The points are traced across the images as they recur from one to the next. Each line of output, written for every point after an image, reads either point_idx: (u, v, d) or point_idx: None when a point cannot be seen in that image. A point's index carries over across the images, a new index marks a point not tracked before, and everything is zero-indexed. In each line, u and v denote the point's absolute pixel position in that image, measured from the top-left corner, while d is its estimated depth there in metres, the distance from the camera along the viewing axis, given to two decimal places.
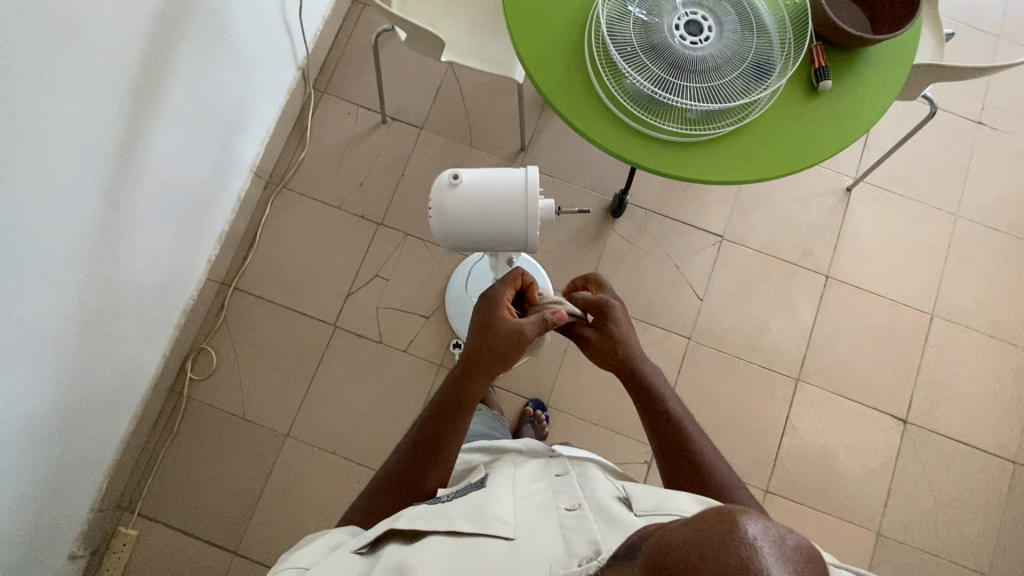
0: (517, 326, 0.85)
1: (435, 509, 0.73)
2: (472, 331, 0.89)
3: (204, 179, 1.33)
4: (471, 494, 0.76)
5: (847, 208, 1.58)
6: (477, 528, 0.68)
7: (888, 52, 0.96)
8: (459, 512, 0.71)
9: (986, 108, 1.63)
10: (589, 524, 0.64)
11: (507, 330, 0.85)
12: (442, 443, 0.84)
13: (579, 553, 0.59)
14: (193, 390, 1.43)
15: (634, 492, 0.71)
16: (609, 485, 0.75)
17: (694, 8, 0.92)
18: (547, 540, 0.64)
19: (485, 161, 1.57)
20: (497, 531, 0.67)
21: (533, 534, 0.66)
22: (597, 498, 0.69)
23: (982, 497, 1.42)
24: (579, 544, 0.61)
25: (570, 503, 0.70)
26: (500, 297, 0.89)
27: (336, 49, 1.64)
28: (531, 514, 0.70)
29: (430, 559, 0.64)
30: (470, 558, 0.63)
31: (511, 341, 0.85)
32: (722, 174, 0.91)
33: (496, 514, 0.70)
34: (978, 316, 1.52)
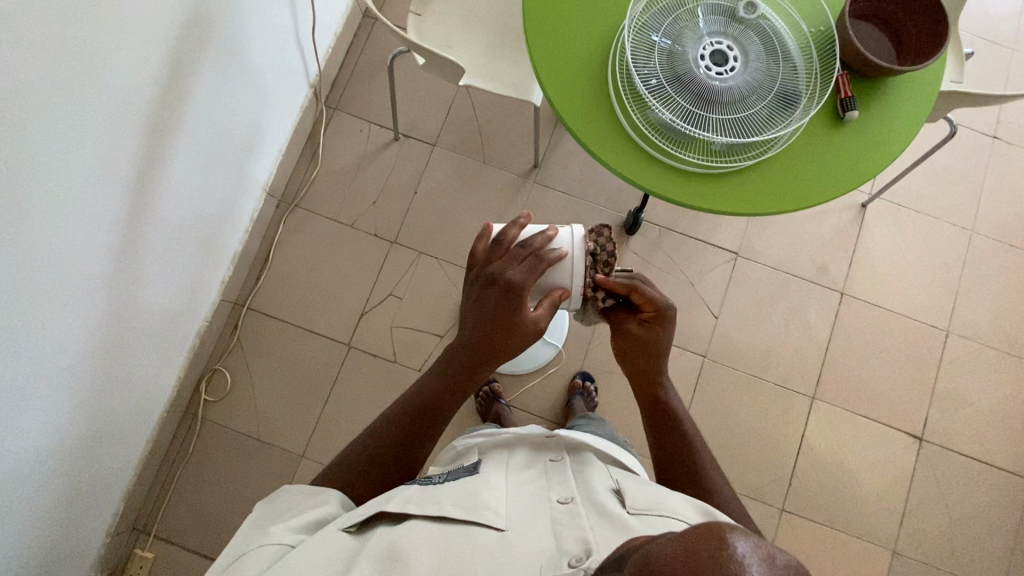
0: (539, 324, 0.83)
1: (427, 493, 0.72)
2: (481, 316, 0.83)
3: (218, 202, 1.32)
4: (463, 480, 0.75)
5: (862, 223, 1.57)
6: (468, 515, 0.67)
7: (913, 84, 0.95)
8: (451, 497, 0.70)
9: (1000, 122, 1.63)
10: (580, 521, 0.66)
11: (529, 328, 0.82)
12: (435, 425, 0.85)
13: (568, 551, 0.61)
14: (207, 410, 1.43)
15: (627, 486, 0.73)
16: (601, 475, 0.76)
17: (719, 38, 0.91)
18: (538, 534, 0.65)
19: (498, 179, 1.56)
20: (488, 521, 0.66)
21: (524, 525, 0.67)
22: (591, 494, 0.71)
23: (997, 515, 1.42)
24: (569, 542, 0.62)
25: (562, 495, 0.71)
26: (527, 289, 0.81)
27: (347, 66, 1.62)
28: (522, 503, 0.71)
29: (424, 545, 0.63)
30: (462, 546, 0.63)
31: (528, 331, 0.82)
32: (744, 207, 0.90)
33: (487, 501, 0.70)
34: (994, 332, 1.52)
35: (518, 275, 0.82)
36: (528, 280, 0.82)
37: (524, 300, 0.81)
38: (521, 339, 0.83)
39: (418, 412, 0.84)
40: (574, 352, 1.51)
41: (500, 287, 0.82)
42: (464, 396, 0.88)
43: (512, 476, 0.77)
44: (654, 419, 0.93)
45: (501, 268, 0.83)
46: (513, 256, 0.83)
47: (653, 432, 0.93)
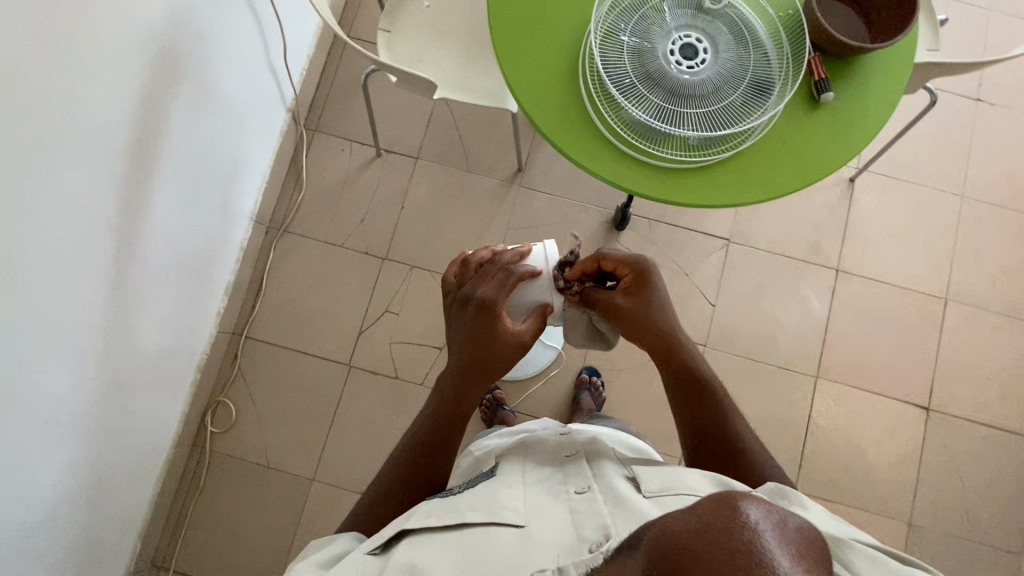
0: (520, 338, 0.87)
1: (446, 504, 0.73)
2: (462, 335, 0.88)
3: (204, 234, 1.31)
4: (480, 485, 0.76)
5: (853, 197, 1.55)
6: (486, 517, 0.68)
7: (887, 57, 0.94)
8: (468, 504, 0.71)
9: (983, 84, 1.62)
10: (598, 509, 0.66)
11: (512, 341, 0.87)
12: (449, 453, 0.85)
13: (589, 537, 0.62)
14: (214, 443, 1.44)
15: (642, 472, 0.74)
16: (614, 466, 0.76)
17: (688, 31, 0.91)
18: (558, 525, 0.66)
19: (483, 186, 1.56)
20: (507, 519, 0.67)
21: (543, 518, 0.67)
22: (606, 482, 0.71)
23: (1006, 477, 1.44)
24: (588, 529, 0.63)
25: (579, 486, 0.72)
26: (499, 303, 0.87)
27: (323, 85, 1.61)
28: (539, 499, 0.72)
29: (448, 555, 0.64)
30: (483, 545, 0.64)
31: (512, 349, 0.87)
32: (730, 197, 0.90)
33: (505, 501, 0.71)
34: (994, 295, 1.51)
35: (490, 293, 0.88)
36: (499, 295, 0.88)
37: (498, 314, 0.86)
38: (505, 354, 0.87)
39: (427, 445, 0.84)
40: (575, 352, 1.51)
41: (474, 306, 0.87)
42: (469, 413, 0.88)
43: (528, 474, 0.77)
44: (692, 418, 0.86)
45: (475, 287, 0.89)
46: (483, 276, 0.91)
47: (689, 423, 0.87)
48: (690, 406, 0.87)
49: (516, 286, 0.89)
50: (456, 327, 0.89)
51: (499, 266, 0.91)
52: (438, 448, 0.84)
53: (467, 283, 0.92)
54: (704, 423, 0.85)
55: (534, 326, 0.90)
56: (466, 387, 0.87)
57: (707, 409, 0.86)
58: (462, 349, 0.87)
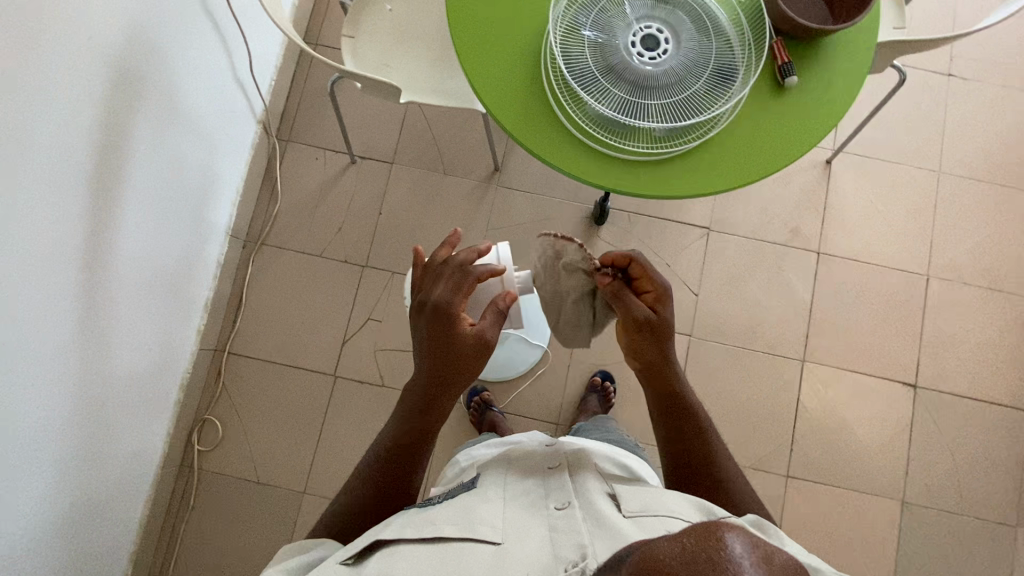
0: (481, 336, 0.86)
1: (423, 516, 0.73)
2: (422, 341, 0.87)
3: (178, 253, 1.29)
4: (460, 498, 0.77)
5: (830, 179, 1.55)
6: (463, 532, 0.69)
7: (852, 35, 0.93)
8: (446, 517, 0.72)
9: (954, 59, 1.61)
10: (576, 526, 0.67)
11: (471, 341, 0.86)
12: (421, 459, 0.87)
13: (566, 557, 0.63)
14: (203, 462, 1.42)
15: (624, 490, 0.74)
16: (595, 481, 0.76)
17: (648, 22, 0.90)
18: (535, 544, 0.67)
19: (460, 188, 1.55)
20: (483, 536, 0.68)
21: (520, 537, 0.68)
22: (587, 497, 0.72)
23: (996, 449, 1.44)
24: (566, 548, 0.64)
25: (559, 502, 0.73)
26: (454, 306, 0.85)
27: (294, 95, 1.59)
28: (519, 516, 0.72)
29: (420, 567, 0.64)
30: (458, 560, 0.65)
31: (476, 349, 0.86)
32: (702, 186, 0.89)
33: (483, 517, 0.71)
34: (974, 269, 1.51)
35: (444, 296, 0.86)
36: (454, 298, 0.86)
37: (455, 316, 0.85)
38: (468, 356, 0.86)
39: (396, 459, 0.85)
40: (561, 349, 1.50)
41: (429, 312, 0.86)
42: (441, 421, 0.89)
43: (508, 487, 0.78)
44: (667, 421, 0.91)
45: (429, 291, 0.88)
46: (436, 278, 0.89)
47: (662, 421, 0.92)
48: (675, 433, 0.90)
49: (470, 286, 0.87)
50: (416, 334, 0.89)
51: (449, 266, 0.89)
52: (406, 460, 0.85)
53: (423, 287, 0.91)
54: (681, 428, 0.90)
55: (493, 322, 0.88)
56: (435, 398, 0.87)
57: (682, 408, 0.91)
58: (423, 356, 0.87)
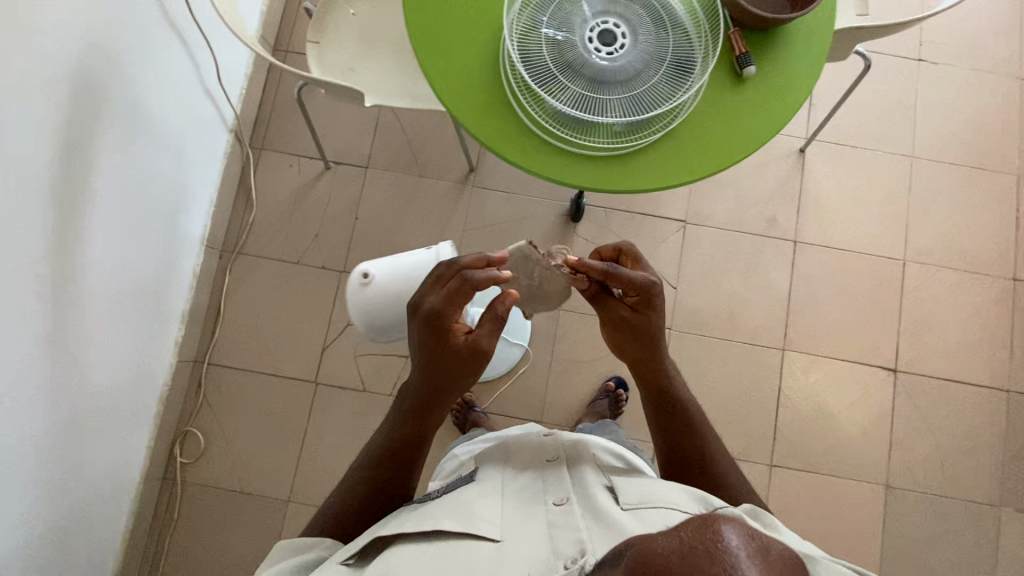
0: (474, 348, 0.84)
1: (421, 511, 0.77)
2: (417, 345, 0.87)
3: (151, 264, 1.29)
4: (459, 492, 0.80)
5: (804, 167, 1.55)
6: (463, 528, 0.72)
7: (809, 23, 0.94)
8: (446, 512, 0.75)
9: (924, 44, 1.62)
10: (574, 522, 0.71)
11: (463, 349, 0.84)
12: (418, 457, 0.88)
13: (565, 553, 0.66)
14: (186, 474, 1.42)
15: (620, 482, 0.78)
16: (595, 473, 0.80)
17: (605, 17, 0.90)
18: (535, 540, 0.70)
19: (436, 190, 1.55)
20: (483, 532, 0.72)
21: (519, 534, 0.72)
22: (584, 493, 0.75)
23: (978, 430, 1.45)
24: (565, 544, 0.68)
25: (557, 497, 0.76)
26: (446, 316, 0.84)
27: (266, 103, 1.59)
28: (519, 512, 0.75)
29: (420, 564, 0.68)
30: (460, 557, 0.69)
31: (468, 358, 0.85)
32: (664, 179, 0.90)
33: (481, 513, 0.75)
34: (951, 252, 1.52)
35: (436, 304, 0.84)
36: (446, 307, 0.84)
37: (448, 326, 0.84)
38: (460, 365, 0.85)
39: (392, 460, 0.86)
40: (542, 347, 1.51)
41: (422, 318, 0.85)
42: (438, 420, 0.90)
43: (507, 483, 0.81)
44: (659, 414, 0.95)
45: (423, 295, 0.86)
46: (431, 281, 0.87)
47: (654, 416, 0.95)
48: (669, 427, 0.93)
49: (466, 293, 0.84)
50: (413, 339, 0.88)
51: (445, 270, 0.86)
52: (402, 461, 0.86)
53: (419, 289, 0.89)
54: (675, 420, 0.93)
55: (490, 330, 0.85)
56: (432, 400, 0.87)
57: (674, 403, 0.94)
58: (418, 360, 0.87)
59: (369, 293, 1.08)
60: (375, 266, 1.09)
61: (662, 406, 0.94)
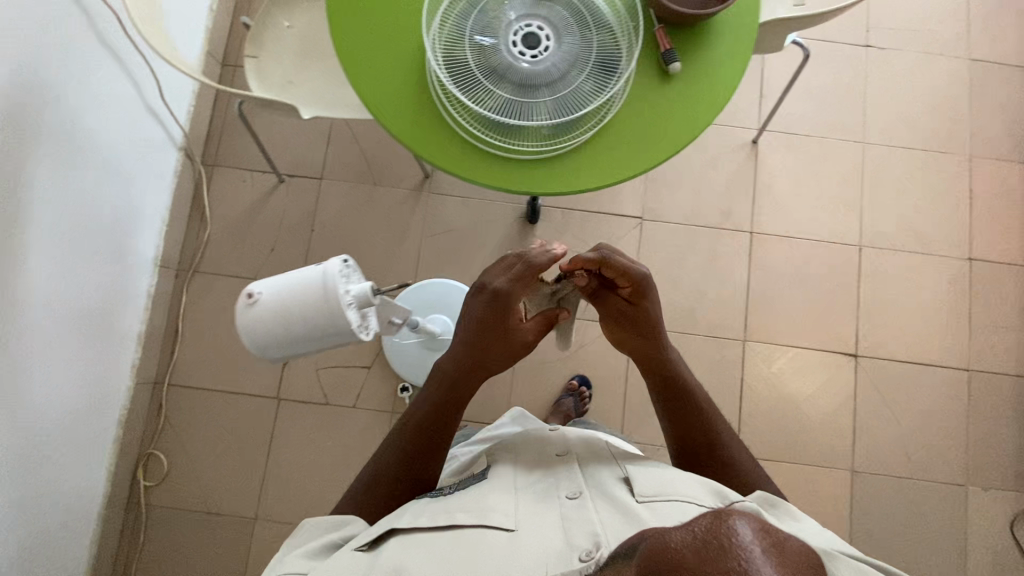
0: (524, 337, 0.93)
1: (437, 504, 0.81)
2: (473, 325, 0.91)
3: (101, 287, 1.27)
4: (474, 487, 0.84)
5: (758, 158, 1.56)
6: (478, 520, 0.76)
7: (735, 16, 0.94)
8: (459, 506, 0.79)
9: (871, 29, 1.63)
10: (587, 515, 0.75)
11: (515, 335, 0.92)
12: (441, 447, 0.90)
13: (578, 545, 0.70)
14: (150, 497, 1.41)
15: (634, 473, 0.82)
16: (611, 468, 0.84)
17: (529, 20, 0.90)
18: (550, 530, 0.74)
19: (392, 198, 1.54)
20: (498, 523, 0.76)
21: (532, 524, 0.76)
22: (596, 488, 0.80)
23: (941, 410, 1.46)
24: (579, 535, 0.71)
25: (570, 490, 0.80)
26: (512, 300, 0.89)
27: (217, 119, 1.58)
28: (536, 504, 0.79)
29: (435, 553, 0.72)
30: (476, 547, 0.73)
31: (517, 343, 0.93)
32: (595, 180, 0.90)
33: (496, 505, 0.79)
34: (906, 235, 1.53)
35: (506, 287, 0.89)
36: (515, 292, 0.89)
37: (510, 309, 0.90)
38: (509, 348, 0.93)
39: (423, 435, 0.90)
40: None
41: (489, 297, 0.90)
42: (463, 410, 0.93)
43: (521, 475, 0.85)
44: (669, 405, 0.96)
45: (493, 276, 0.91)
46: (498, 266, 0.91)
47: (665, 407, 0.96)
48: (678, 417, 0.95)
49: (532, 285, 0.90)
50: (467, 314, 0.92)
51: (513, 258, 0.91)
52: (433, 435, 0.90)
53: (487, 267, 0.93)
54: (682, 410, 0.94)
55: (537, 325, 0.95)
56: (465, 386, 0.93)
57: (683, 393, 0.95)
58: (468, 341, 0.92)
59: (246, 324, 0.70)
60: (261, 281, 0.71)
61: (674, 396, 0.95)
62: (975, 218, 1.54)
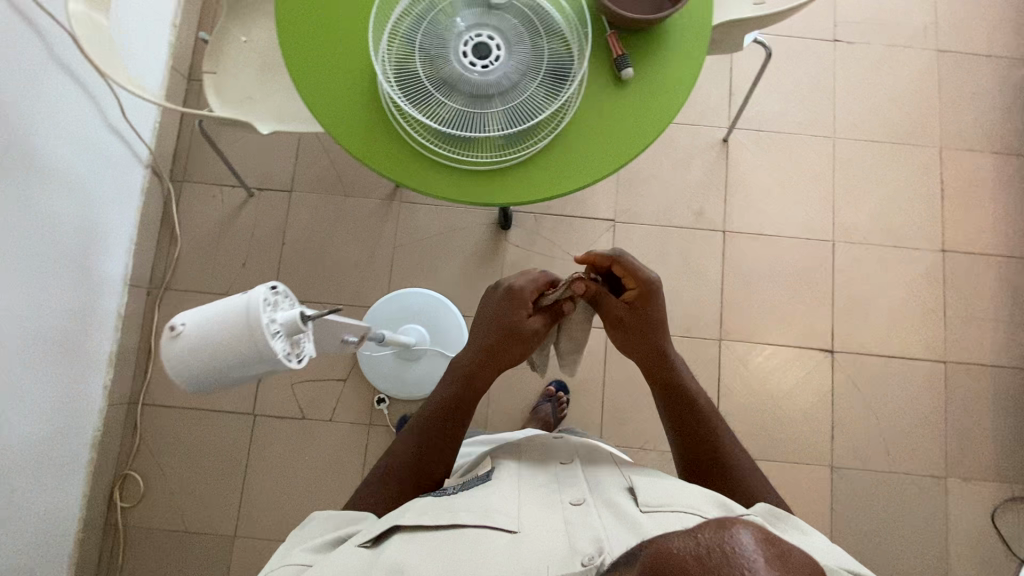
0: (535, 332, 0.99)
1: (441, 503, 0.80)
2: (490, 325, 0.99)
3: (68, 309, 1.26)
4: (479, 487, 0.84)
5: (729, 157, 1.56)
6: (481, 520, 0.75)
7: (687, 18, 0.94)
8: (464, 505, 0.79)
9: (838, 24, 1.63)
10: (591, 520, 0.74)
11: (528, 329, 0.98)
12: (450, 447, 0.93)
13: (582, 549, 0.69)
14: (128, 518, 1.40)
15: (639, 483, 0.82)
16: (614, 478, 0.85)
17: (478, 30, 0.89)
18: (554, 533, 0.73)
19: (363, 209, 1.54)
20: (501, 524, 0.75)
21: (535, 526, 0.75)
22: (601, 496, 0.80)
23: (920, 402, 1.46)
24: (583, 540, 0.70)
25: (575, 497, 0.80)
26: (528, 295, 0.98)
27: (184, 135, 1.57)
28: (541, 508, 0.79)
29: (436, 551, 0.71)
30: (478, 546, 0.72)
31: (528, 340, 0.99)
32: (551, 189, 0.90)
33: (498, 507, 0.78)
34: (879, 229, 1.53)
35: (524, 284, 0.99)
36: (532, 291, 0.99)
37: (527, 304, 0.98)
38: (521, 344, 0.99)
39: (435, 428, 0.93)
40: None
41: (507, 293, 0.99)
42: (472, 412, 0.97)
43: (526, 481, 0.85)
44: (676, 416, 0.95)
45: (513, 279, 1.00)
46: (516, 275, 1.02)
47: (672, 419, 0.95)
48: (683, 426, 0.94)
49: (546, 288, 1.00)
50: (485, 315, 1.01)
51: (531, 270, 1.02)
52: (445, 428, 0.93)
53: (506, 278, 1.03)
54: (687, 420, 0.94)
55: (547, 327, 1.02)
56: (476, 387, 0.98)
57: (688, 402, 0.95)
58: (485, 338, 0.98)
59: (168, 371, 0.51)
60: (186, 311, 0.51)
61: (682, 406, 0.95)
62: (948, 210, 1.54)
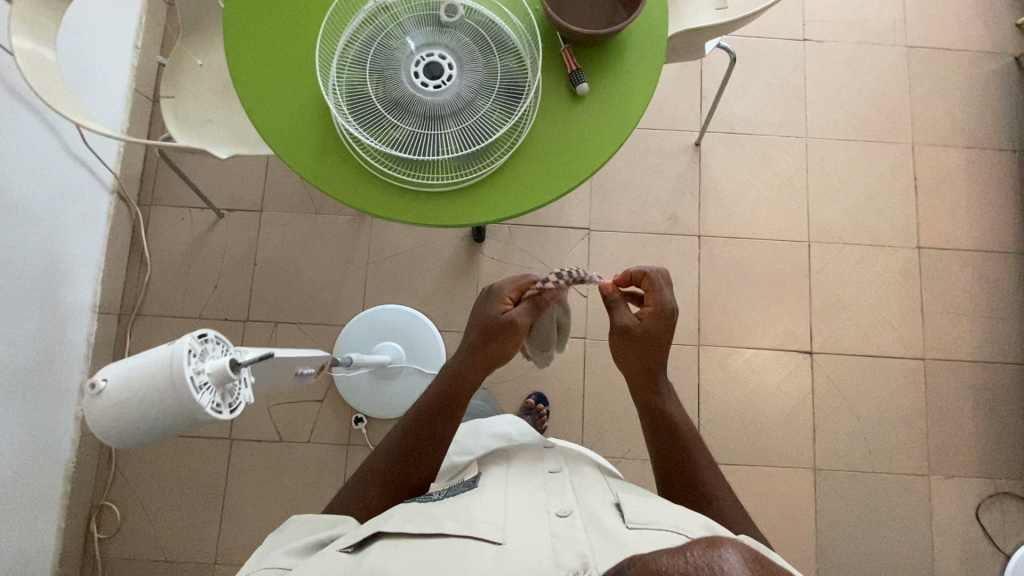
0: (514, 321, 0.92)
1: (425, 510, 0.78)
2: (473, 326, 0.95)
3: (35, 340, 1.24)
4: (463, 495, 0.82)
5: (702, 160, 1.55)
6: (465, 530, 0.73)
7: (642, 29, 0.92)
8: (447, 514, 0.77)
9: (807, 23, 1.62)
10: (577, 536, 0.72)
11: (506, 320, 0.92)
12: (436, 452, 0.92)
13: (567, 565, 0.68)
14: (105, 548, 1.38)
15: (627, 499, 0.80)
16: (602, 492, 0.83)
17: (429, 49, 0.87)
18: (539, 546, 0.71)
19: (335, 226, 1.52)
20: (486, 535, 0.73)
21: (520, 536, 0.73)
22: (587, 509, 0.78)
23: (900, 401, 1.46)
24: (568, 555, 0.69)
25: (561, 508, 0.78)
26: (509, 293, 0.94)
27: (151, 158, 1.55)
28: (527, 518, 0.77)
29: (418, 559, 0.69)
30: (461, 555, 0.70)
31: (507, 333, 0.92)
32: (509, 209, 0.88)
33: (483, 516, 0.76)
34: (854, 227, 1.53)
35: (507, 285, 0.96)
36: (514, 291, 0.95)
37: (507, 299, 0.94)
38: (501, 338, 0.92)
39: (421, 430, 0.92)
40: None
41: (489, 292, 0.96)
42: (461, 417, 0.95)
43: (513, 487, 0.83)
44: (658, 434, 0.94)
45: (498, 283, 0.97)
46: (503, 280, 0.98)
47: (654, 437, 0.95)
48: (663, 445, 0.93)
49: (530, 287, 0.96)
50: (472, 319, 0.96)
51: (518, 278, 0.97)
52: (434, 429, 0.92)
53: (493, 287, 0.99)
54: (667, 438, 0.93)
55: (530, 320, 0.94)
56: (463, 390, 0.95)
57: (668, 420, 0.94)
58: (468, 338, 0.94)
59: (95, 428, 0.53)
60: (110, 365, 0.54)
61: (662, 425, 0.94)
62: (922, 206, 1.54)
